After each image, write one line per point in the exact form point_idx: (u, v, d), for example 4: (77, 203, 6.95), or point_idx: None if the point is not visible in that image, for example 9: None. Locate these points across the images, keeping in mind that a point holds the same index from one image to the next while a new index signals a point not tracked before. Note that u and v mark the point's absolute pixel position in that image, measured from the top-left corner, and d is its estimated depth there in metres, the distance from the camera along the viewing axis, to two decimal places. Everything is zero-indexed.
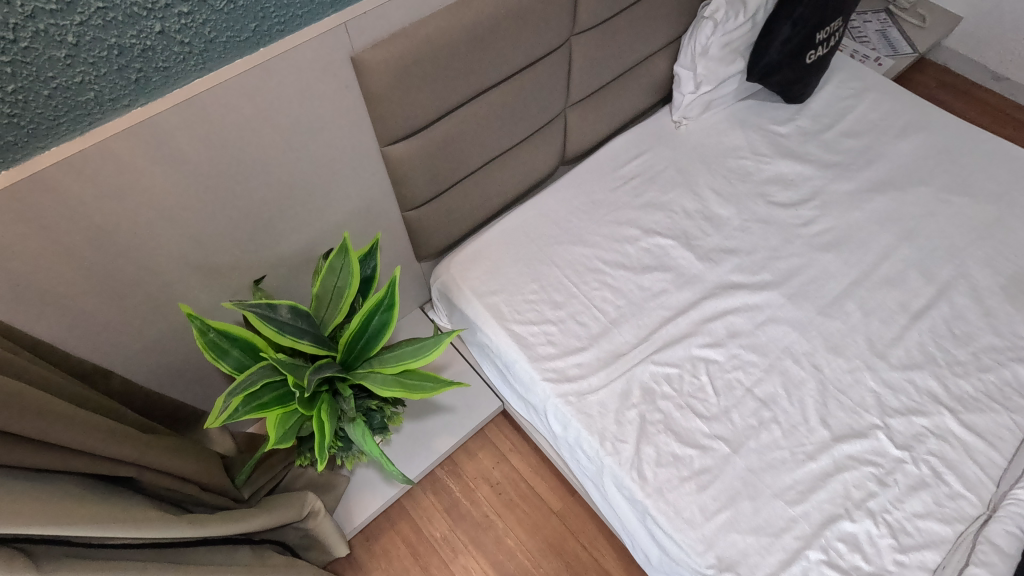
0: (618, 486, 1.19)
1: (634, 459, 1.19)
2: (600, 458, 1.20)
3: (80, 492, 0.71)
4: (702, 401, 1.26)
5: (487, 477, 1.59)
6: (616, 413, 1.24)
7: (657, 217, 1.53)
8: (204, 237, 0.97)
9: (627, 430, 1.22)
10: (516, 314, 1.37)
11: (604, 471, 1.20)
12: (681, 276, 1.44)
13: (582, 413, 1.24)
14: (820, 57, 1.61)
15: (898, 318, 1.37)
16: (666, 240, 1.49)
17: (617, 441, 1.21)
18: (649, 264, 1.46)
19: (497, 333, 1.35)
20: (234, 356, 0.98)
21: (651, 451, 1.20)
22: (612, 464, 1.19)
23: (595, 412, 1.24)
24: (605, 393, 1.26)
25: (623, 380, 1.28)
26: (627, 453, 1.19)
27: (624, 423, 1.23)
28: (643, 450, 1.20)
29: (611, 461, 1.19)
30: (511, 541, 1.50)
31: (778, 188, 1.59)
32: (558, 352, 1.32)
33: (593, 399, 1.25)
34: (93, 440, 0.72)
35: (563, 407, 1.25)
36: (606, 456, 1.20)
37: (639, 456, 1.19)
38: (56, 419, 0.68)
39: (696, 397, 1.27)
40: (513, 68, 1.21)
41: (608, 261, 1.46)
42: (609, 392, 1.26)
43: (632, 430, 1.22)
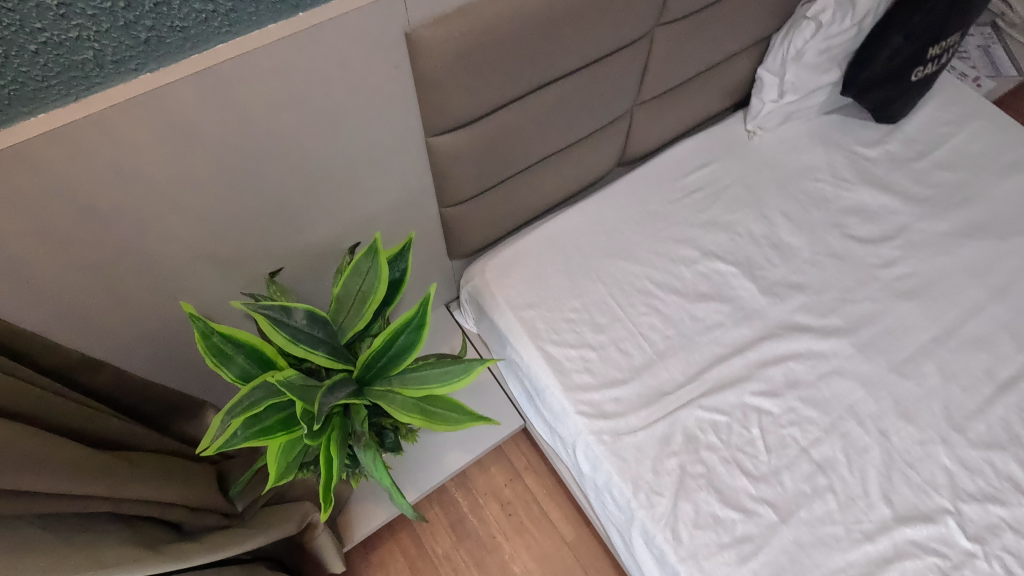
0: (648, 544, 1.07)
1: (670, 514, 1.07)
2: (631, 509, 1.08)
3: (69, 539, 0.62)
4: (750, 458, 1.13)
5: (498, 495, 1.49)
6: (654, 459, 1.11)
7: (719, 239, 1.37)
8: (217, 225, 0.85)
9: (665, 481, 1.09)
10: (552, 334, 1.23)
11: (633, 524, 1.09)
12: (740, 309, 1.29)
13: (616, 456, 1.11)
14: (926, 75, 1.42)
15: (982, 388, 1.21)
16: (727, 267, 1.33)
17: (652, 492, 1.08)
18: (705, 292, 1.31)
19: (529, 352, 1.22)
20: (238, 363, 0.86)
21: (690, 509, 1.07)
22: (644, 518, 1.07)
23: (630, 457, 1.11)
24: (645, 436, 1.13)
25: (665, 423, 1.14)
26: (662, 508, 1.07)
27: (661, 473, 1.10)
28: (681, 506, 1.07)
29: (642, 515, 1.07)
30: (517, 568, 1.40)
31: (859, 220, 1.41)
32: (596, 383, 1.18)
33: (630, 441, 1.12)
34: (81, 480, 0.61)
35: (595, 447, 1.12)
36: (638, 508, 1.08)
37: (676, 513, 1.07)
38: (40, 465, 0.57)
39: (744, 453, 1.14)
40: (585, 59, 1.04)
41: (660, 283, 1.31)
42: (647, 436, 1.13)
43: (668, 482, 1.09)
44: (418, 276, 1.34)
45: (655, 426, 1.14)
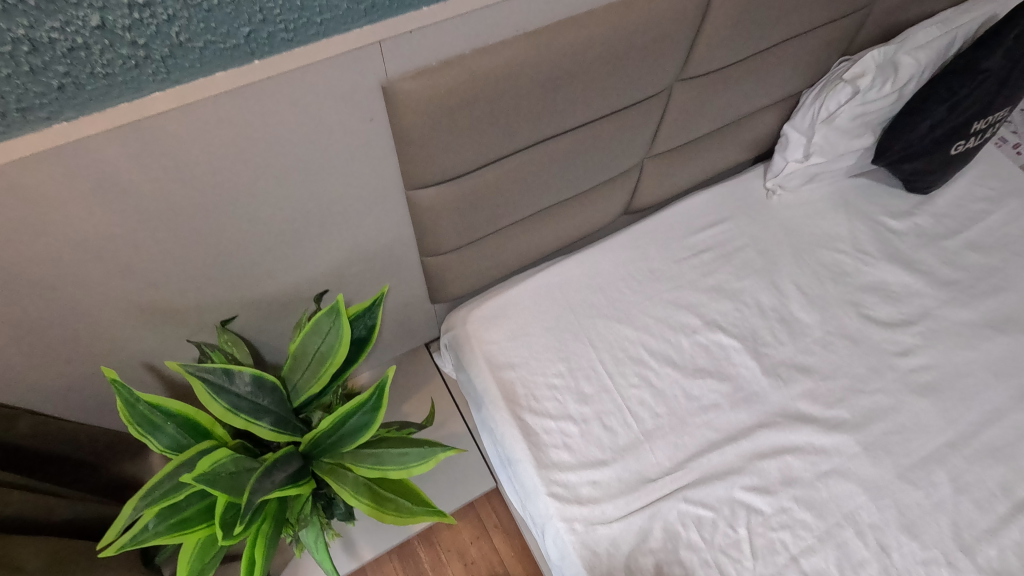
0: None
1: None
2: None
3: None
4: (733, 563, 1.04)
5: (463, 553, 1.40)
6: (627, 554, 1.02)
7: (724, 308, 1.28)
8: (152, 274, 0.78)
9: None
10: (532, 401, 1.14)
11: None
12: (738, 389, 1.19)
13: (587, 548, 1.02)
14: (968, 149, 1.30)
15: (996, 505, 1.10)
16: (729, 340, 1.24)
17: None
18: (702, 366, 1.21)
19: (505, 419, 1.12)
20: (168, 433, 0.77)
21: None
22: None
23: (600, 550, 1.02)
24: (621, 527, 1.03)
25: (643, 516, 1.05)
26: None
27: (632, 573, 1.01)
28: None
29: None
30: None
31: (877, 300, 1.30)
32: (573, 462, 1.09)
33: (603, 532, 1.03)
34: None
35: (565, 535, 1.03)
36: None
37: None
38: None
39: (728, 556, 1.04)
40: (592, 115, 0.94)
41: (654, 353, 1.22)
42: (623, 529, 1.03)
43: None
44: (396, 319, 1.25)
45: (633, 517, 1.04)
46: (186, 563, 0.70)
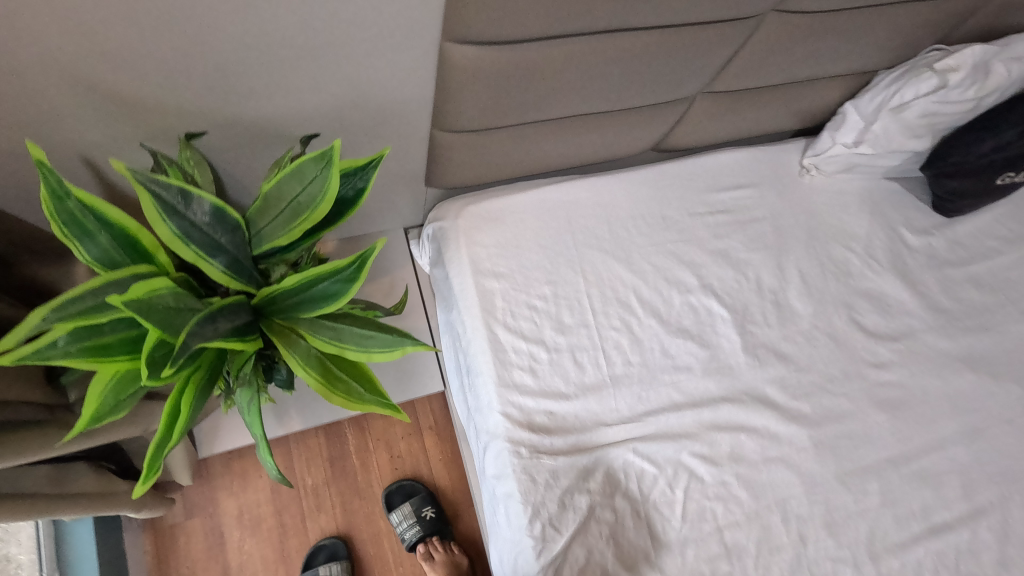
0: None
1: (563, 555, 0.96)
2: (518, 535, 0.97)
3: None
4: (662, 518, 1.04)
5: (390, 445, 1.38)
6: (567, 489, 0.99)
7: (724, 275, 1.21)
8: (112, 42, 0.62)
9: (570, 520, 0.98)
10: (509, 317, 1.07)
11: (517, 548, 0.98)
12: (714, 359, 1.15)
13: (526, 474, 0.99)
14: (1013, 182, 1.24)
15: (912, 525, 1.14)
16: (720, 309, 1.18)
17: (550, 528, 0.97)
18: (686, 327, 1.16)
19: (475, 328, 1.05)
20: (99, 245, 0.65)
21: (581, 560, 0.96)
22: (531, 549, 0.96)
23: (539, 481, 0.99)
24: (565, 463, 1.00)
25: (590, 457, 1.02)
26: (557, 549, 0.96)
27: (567, 509, 0.98)
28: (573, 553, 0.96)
29: (527, 550, 0.96)
30: (383, 522, 1.33)
31: (870, 309, 1.27)
32: (534, 388, 1.04)
33: (547, 464, 1.00)
34: None
35: (508, 457, 0.99)
36: (528, 536, 0.96)
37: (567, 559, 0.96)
38: None
39: (659, 514, 1.04)
40: (673, 18, 0.81)
41: (643, 302, 1.15)
42: (567, 466, 1.00)
43: (571, 524, 0.98)
44: (384, 192, 1.12)
45: (581, 455, 1.01)
46: (98, 395, 0.61)
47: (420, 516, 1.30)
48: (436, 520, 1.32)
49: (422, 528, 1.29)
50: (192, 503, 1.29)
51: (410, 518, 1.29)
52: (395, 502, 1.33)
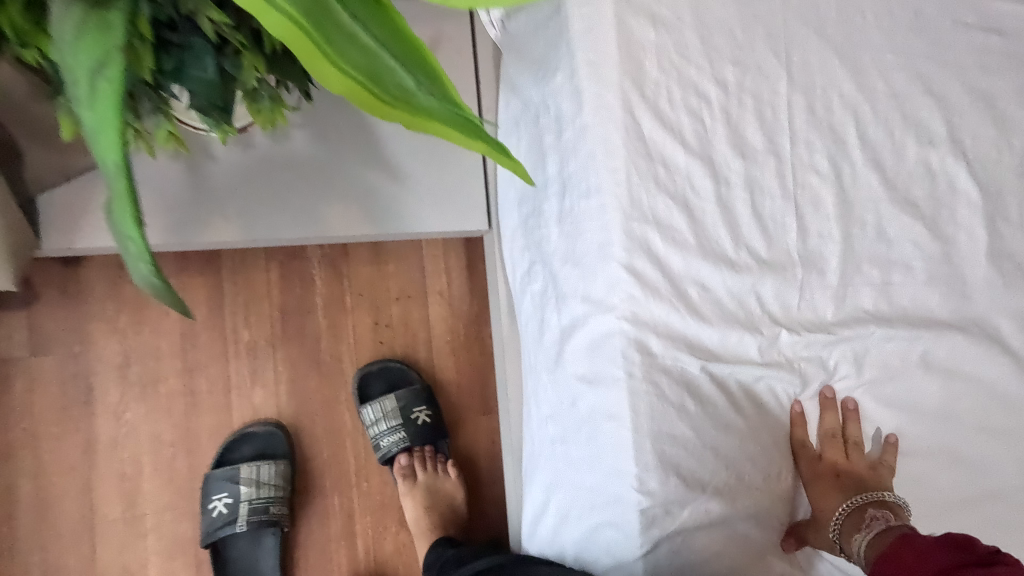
0: (608, 554, 0.57)
1: (690, 530, 0.55)
2: (616, 485, 0.55)
3: None
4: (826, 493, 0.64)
5: (377, 305, 0.91)
6: (713, 422, 0.57)
7: (983, 133, 0.74)
8: None
9: (709, 473, 0.56)
10: (664, 103, 0.57)
11: (606, 499, 0.56)
12: (945, 261, 0.71)
13: (651, 385, 0.54)
14: None
15: None
16: (967, 184, 0.73)
17: (679, 484, 0.55)
18: (914, 201, 0.70)
19: (603, 108, 0.55)
20: None
21: (719, 540, 0.56)
22: (632, 511, 0.54)
23: (675, 403, 0.55)
24: (716, 374, 0.57)
25: (751, 374, 0.59)
26: (681, 522, 0.55)
27: (706, 457, 0.56)
28: (707, 526, 0.56)
29: (631, 515, 0.54)
30: (349, 417, 0.88)
31: None
32: (689, 236, 0.57)
33: (688, 371, 0.56)
34: None
35: (627, 351, 0.54)
36: (632, 490, 0.54)
37: (695, 535, 0.55)
38: None
39: (826, 485, 0.64)
40: None
41: (863, 140, 0.68)
42: (715, 385, 0.57)
43: (711, 479, 0.56)
44: None
45: (741, 368, 0.58)
46: None
47: (409, 418, 0.86)
48: (431, 428, 0.88)
49: (406, 438, 0.85)
50: (45, 337, 0.79)
51: (393, 420, 0.85)
52: (372, 392, 0.87)
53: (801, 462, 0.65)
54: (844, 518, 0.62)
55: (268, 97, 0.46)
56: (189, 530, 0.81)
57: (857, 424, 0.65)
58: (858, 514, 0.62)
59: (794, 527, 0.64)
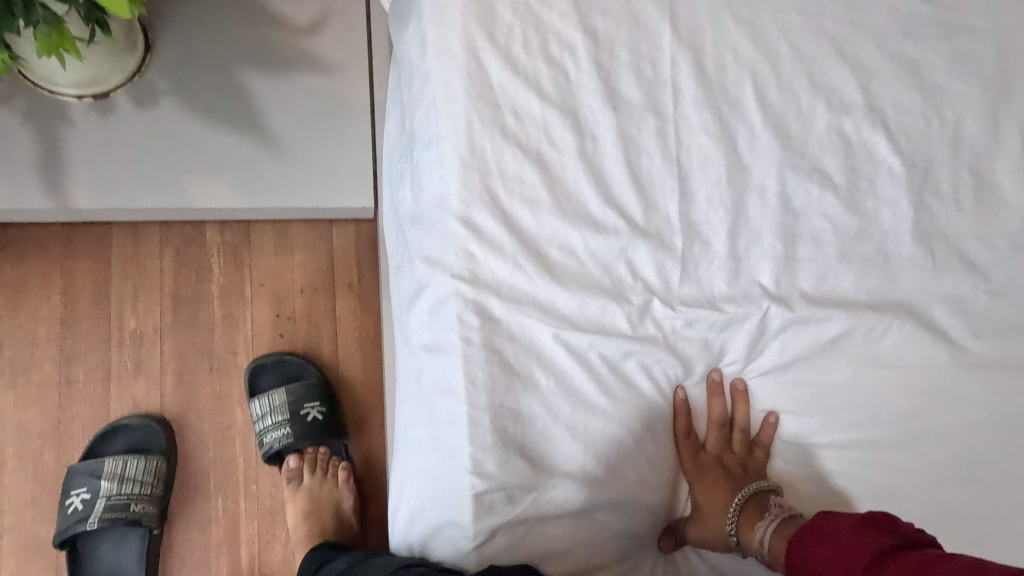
0: (448, 545, 0.51)
1: (536, 518, 0.50)
2: (453, 468, 0.50)
3: None
4: (709, 482, 0.58)
5: (279, 295, 0.86)
6: (570, 397, 0.52)
7: (906, 100, 0.68)
8: None
9: (561, 455, 0.51)
10: (517, 49, 0.53)
11: (443, 484, 0.50)
12: (863, 236, 0.64)
13: (495, 351, 0.50)
14: None
15: None
16: (888, 155, 0.66)
17: (523, 466, 0.50)
18: (825, 169, 0.64)
19: (444, 53, 0.51)
20: None
21: (570, 529, 0.52)
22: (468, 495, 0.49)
23: (520, 374, 0.51)
24: (574, 343, 0.52)
25: (616, 348, 0.53)
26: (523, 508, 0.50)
27: (560, 432, 0.51)
28: (557, 512, 0.51)
29: (466, 497, 0.49)
30: (240, 415, 0.81)
31: None
32: (546, 194, 0.52)
33: (540, 340, 0.51)
34: None
35: (466, 317, 0.49)
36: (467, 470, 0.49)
37: (542, 524, 0.51)
38: None
39: (711, 478, 0.59)
40: None
41: (763, 102, 0.62)
42: (571, 356, 0.52)
43: (564, 458, 0.51)
44: None
45: (605, 341, 0.53)
46: None
47: (297, 414, 0.80)
48: (323, 427, 0.81)
49: (291, 435, 0.79)
50: None
51: (279, 415, 0.79)
52: (262, 385, 0.82)
53: (684, 453, 0.59)
54: (737, 511, 0.56)
55: (42, 19, 0.49)
56: (49, 529, 0.75)
57: (743, 407, 0.60)
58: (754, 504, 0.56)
59: (675, 525, 0.59)
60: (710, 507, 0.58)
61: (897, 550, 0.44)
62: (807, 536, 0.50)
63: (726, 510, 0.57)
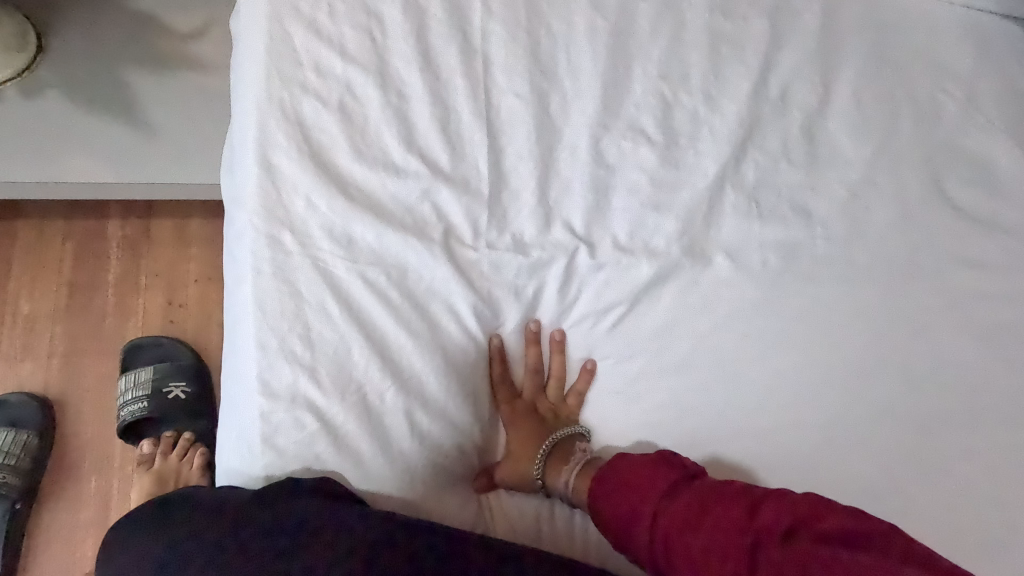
0: (238, 463, 0.52)
1: (327, 442, 0.51)
2: (245, 388, 0.52)
3: None
4: (521, 425, 0.63)
5: (173, 282, 0.90)
6: (364, 330, 0.53)
7: (728, 68, 0.73)
8: None
9: (357, 382, 0.52)
10: (322, 12, 0.58)
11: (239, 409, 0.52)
12: (681, 189, 0.68)
13: (285, 281, 0.52)
14: None
15: None
16: (708, 116, 0.71)
17: (313, 390, 0.51)
18: (643, 127, 0.69)
19: (251, 18, 0.57)
20: None
21: (368, 453, 0.52)
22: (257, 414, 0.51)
23: (312, 302, 0.52)
24: (372, 276, 0.54)
25: (419, 283, 0.56)
26: (308, 428, 0.51)
27: (354, 361, 0.52)
28: (349, 438, 0.52)
29: (256, 420, 0.51)
30: (104, 390, 0.84)
31: (974, 174, 0.75)
32: (345, 138, 0.56)
33: (336, 270, 0.53)
34: None
35: (258, 247, 0.52)
36: (255, 392, 0.51)
37: (336, 450, 0.52)
38: None
39: (524, 425, 0.63)
40: None
41: (578, 66, 0.68)
42: (368, 288, 0.54)
43: (358, 383, 0.52)
44: None
45: (404, 275, 0.55)
46: None
47: (160, 390, 0.81)
48: (185, 407, 0.82)
49: (153, 409, 0.80)
50: None
51: (141, 390, 0.81)
52: (135, 363, 0.84)
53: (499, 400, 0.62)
54: (545, 455, 0.61)
55: None
56: None
57: (557, 357, 0.63)
58: (559, 447, 0.62)
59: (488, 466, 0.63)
60: (520, 451, 0.62)
61: (678, 485, 0.55)
62: (608, 477, 0.58)
63: (535, 452, 0.62)
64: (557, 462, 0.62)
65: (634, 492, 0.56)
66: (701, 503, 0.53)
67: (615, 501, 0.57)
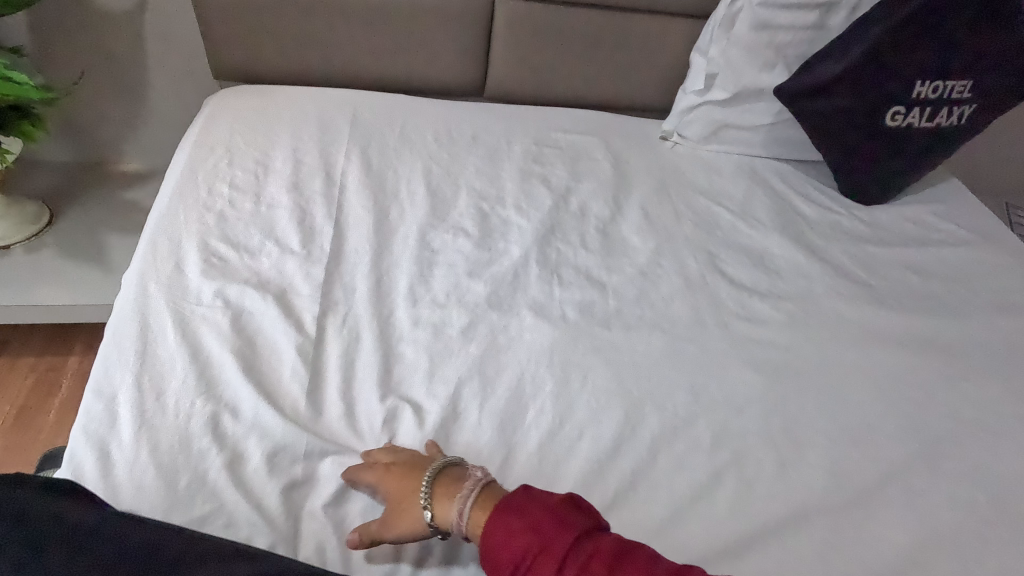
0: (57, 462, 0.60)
1: (136, 431, 0.60)
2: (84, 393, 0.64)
3: None
4: (394, 480, 0.59)
5: None
6: (196, 350, 0.67)
7: (534, 192, 1.00)
8: None
9: (175, 386, 0.64)
10: (224, 167, 0.88)
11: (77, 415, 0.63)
12: (492, 264, 0.87)
13: (140, 314, 0.69)
14: (907, 125, 1.08)
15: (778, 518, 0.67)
16: (517, 219, 0.94)
17: (138, 390, 0.63)
18: (464, 225, 0.91)
19: (175, 173, 0.87)
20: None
21: (165, 441, 0.60)
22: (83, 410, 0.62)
23: (155, 329, 0.68)
24: (209, 313, 0.71)
25: (250, 320, 0.72)
26: (122, 419, 0.61)
27: (175, 372, 0.65)
28: (156, 430, 0.61)
29: (81, 415, 0.62)
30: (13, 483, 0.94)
31: (740, 259, 0.99)
32: (217, 231, 0.80)
33: (184, 309, 0.70)
34: None
35: (129, 294, 0.71)
36: (87, 393, 0.63)
37: (143, 440, 0.60)
38: None
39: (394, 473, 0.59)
40: None
41: (414, 193, 0.94)
42: (205, 321, 0.70)
43: (174, 386, 0.64)
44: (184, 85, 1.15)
45: (237, 313, 0.72)
46: None
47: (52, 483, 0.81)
48: None
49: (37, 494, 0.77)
50: None
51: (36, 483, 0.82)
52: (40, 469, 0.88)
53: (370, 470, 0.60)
54: (429, 491, 0.57)
55: None
56: None
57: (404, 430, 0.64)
58: (440, 483, 0.58)
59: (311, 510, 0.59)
60: (401, 501, 0.58)
61: (593, 533, 0.52)
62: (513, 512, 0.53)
63: (415, 496, 0.57)
64: (444, 496, 0.57)
65: (541, 532, 0.51)
66: (614, 562, 0.49)
67: (513, 542, 0.52)
